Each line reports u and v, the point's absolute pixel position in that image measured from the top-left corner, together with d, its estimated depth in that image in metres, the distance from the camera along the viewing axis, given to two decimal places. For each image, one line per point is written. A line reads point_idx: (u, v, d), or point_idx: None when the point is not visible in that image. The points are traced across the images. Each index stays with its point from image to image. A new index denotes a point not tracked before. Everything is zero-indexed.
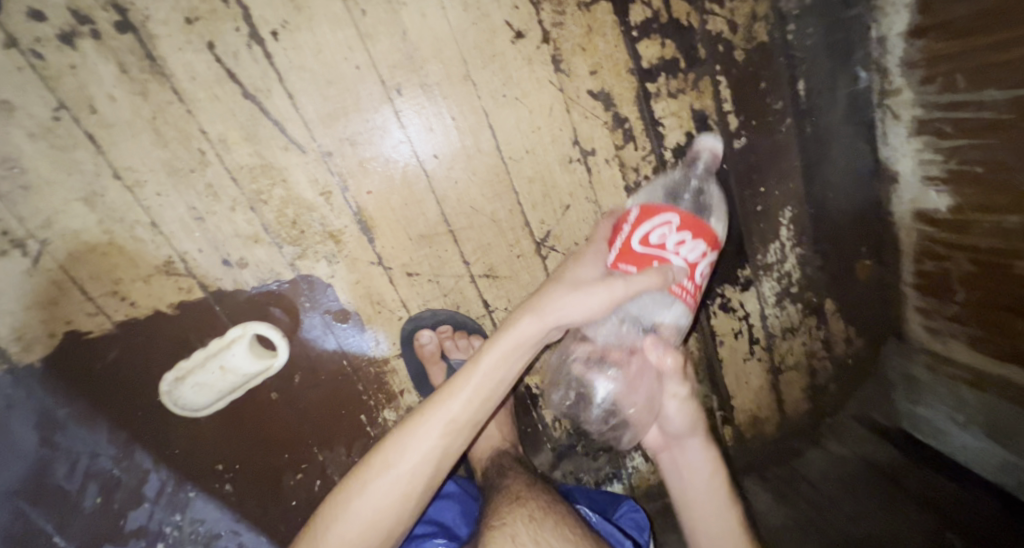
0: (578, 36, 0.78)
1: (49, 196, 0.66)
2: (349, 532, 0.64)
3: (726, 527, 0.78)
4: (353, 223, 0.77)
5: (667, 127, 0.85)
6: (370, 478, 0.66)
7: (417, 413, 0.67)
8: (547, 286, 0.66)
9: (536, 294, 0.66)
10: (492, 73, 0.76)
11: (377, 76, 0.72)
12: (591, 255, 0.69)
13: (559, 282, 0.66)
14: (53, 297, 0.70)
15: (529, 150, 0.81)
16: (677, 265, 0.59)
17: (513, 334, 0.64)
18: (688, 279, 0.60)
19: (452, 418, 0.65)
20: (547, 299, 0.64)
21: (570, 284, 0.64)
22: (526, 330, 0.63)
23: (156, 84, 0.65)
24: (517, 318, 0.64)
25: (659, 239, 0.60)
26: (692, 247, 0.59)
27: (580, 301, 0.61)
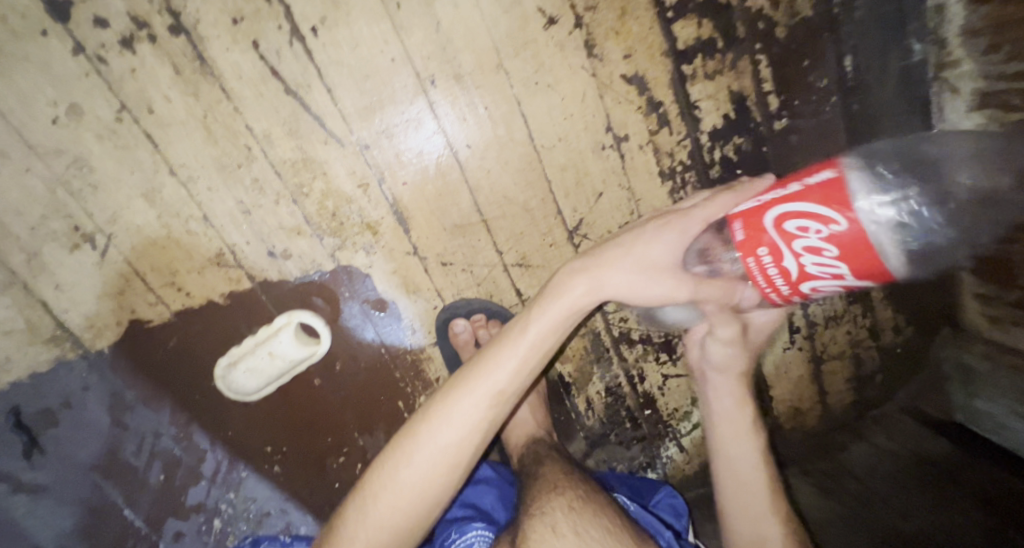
0: (612, 19, 0.77)
1: (113, 193, 0.71)
2: (404, 496, 0.62)
3: (749, 457, 0.81)
4: (390, 214, 0.79)
5: (703, 110, 0.84)
6: (410, 445, 0.63)
7: (458, 378, 0.65)
8: (609, 249, 0.65)
9: (594, 259, 0.65)
10: (526, 62, 0.76)
11: (412, 68, 0.73)
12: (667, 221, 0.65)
13: (618, 247, 0.64)
14: (119, 288, 0.75)
15: (561, 138, 0.81)
16: (787, 262, 0.52)
17: (564, 300, 0.64)
18: (785, 282, 0.53)
19: (501, 378, 0.63)
20: (607, 267, 0.63)
21: (639, 256, 0.63)
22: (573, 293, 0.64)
23: (207, 84, 0.69)
24: (570, 283, 0.64)
25: (802, 228, 0.50)
26: (826, 260, 0.50)
27: (646, 286, 0.62)
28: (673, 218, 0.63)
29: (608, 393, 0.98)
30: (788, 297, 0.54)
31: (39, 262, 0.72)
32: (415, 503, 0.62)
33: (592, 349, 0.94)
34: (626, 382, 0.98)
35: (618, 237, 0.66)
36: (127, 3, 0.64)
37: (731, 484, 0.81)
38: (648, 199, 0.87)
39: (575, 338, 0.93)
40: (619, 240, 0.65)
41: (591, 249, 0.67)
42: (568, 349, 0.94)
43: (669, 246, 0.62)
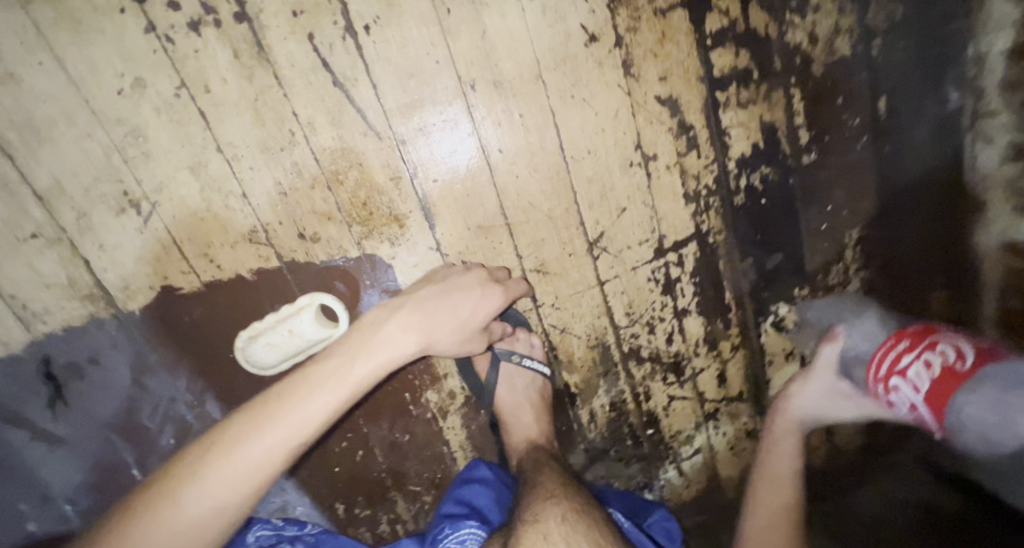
0: (652, 42, 0.79)
1: (163, 164, 0.75)
2: (183, 523, 0.61)
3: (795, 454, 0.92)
4: (418, 209, 0.82)
5: (733, 137, 0.85)
6: (202, 473, 0.63)
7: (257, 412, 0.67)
8: (437, 305, 0.78)
9: (423, 315, 0.78)
10: (565, 75, 0.79)
11: (454, 72, 0.76)
12: (468, 293, 0.80)
13: (442, 304, 0.79)
14: (156, 254, 0.78)
15: (591, 151, 0.83)
16: (917, 368, 0.70)
17: (381, 350, 0.73)
18: (915, 385, 0.70)
19: (304, 425, 0.67)
20: (420, 320, 0.77)
21: (455, 314, 0.80)
22: (388, 344, 0.74)
23: (262, 70, 0.73)
24: (385, 334, 0.75)
25: (942, 354, 0.69)
26: (918, 378, 0.69)
27: (463, 345, 0.83)
28: (490, 286, 0.82)
29: (612, 407, 0.99)
30: (877, 383, 0.74)
31: (87, 222, 0.75)
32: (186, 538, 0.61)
33: (601, 361, 0.96)
34: (631, 399, 0.99)
35: (436, 292, 0.79)
36: None
37: (769, 488, 0.89)
38: (670, 218, 0.89)
39: (585, 349, 0.95)
40: (445, 299, 0.79)
41: (413, 301, 0.78)
42: (577, 360, 0.96)
43: (485, 311, 0.81)
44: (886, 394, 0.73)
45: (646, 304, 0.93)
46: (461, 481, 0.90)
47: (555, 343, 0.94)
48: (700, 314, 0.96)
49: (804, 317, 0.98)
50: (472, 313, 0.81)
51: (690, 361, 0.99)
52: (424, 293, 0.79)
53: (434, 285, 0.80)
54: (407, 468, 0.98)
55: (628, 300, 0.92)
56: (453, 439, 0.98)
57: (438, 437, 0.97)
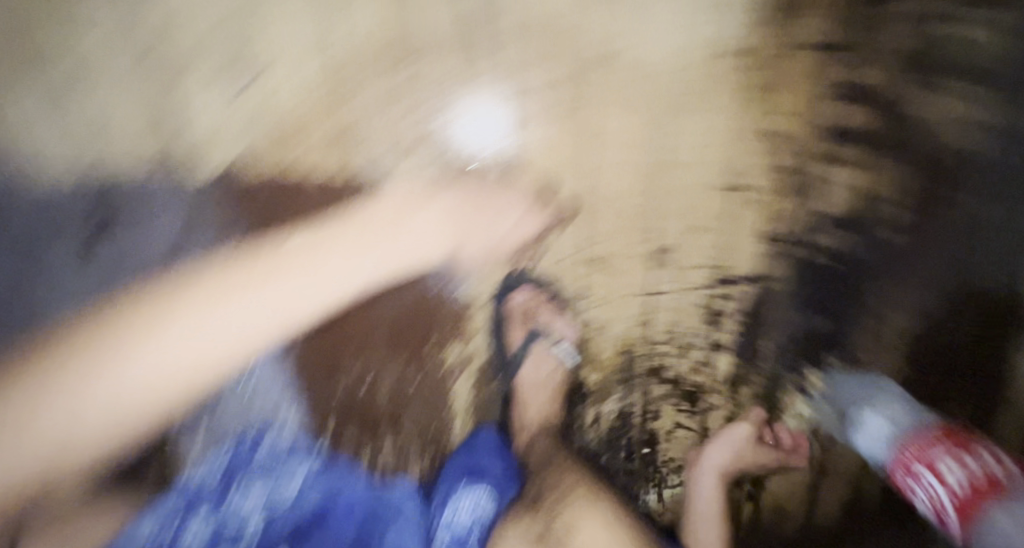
0: (772, 79, 0.82)
1: (304, 61, 0.82)
2: None
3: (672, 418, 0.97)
4: (508, 167, 0.86)
5: (825, 191, 0.85)
6: (223, 298, 0.85)
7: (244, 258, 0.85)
8: (479, 207, 0.88)
9: (467, 213, 0.88)
10: (683, 86, 0.83)
11: (582, 57, 0.83)
12: (512, 210, 0.88)
13: (485, 209, 0.88)
14: (262, 134, 0.83)
15: (684, 163, 0.86)
16: (953, 472, 0.81)
17: (422, 242, 0.89)
18: (922, 468, 0.83)
19: (365, 282, 0.89)
20: (462, 221, 0.89)
21: (499, 217, 0.88)
22: (422, 230, 0.89)
23: (420, 12, 0.81)
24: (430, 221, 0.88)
25: (979, 472, 0.81)
26: (947, 480, 0.81)
27: (486, 250, 0.90)
28: (527, 205, 0.88)
29: (618, 418, 0.97)
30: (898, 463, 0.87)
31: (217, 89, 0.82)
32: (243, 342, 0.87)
33: (623, 368, 0.96)
34: (638, 415, 0.97)
35: (469, 195, 0.88)
36: None
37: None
38: (737, 247, 0.89)
39: (613, 352, 0.95)
40: (490, 204, 0.88)
41: (430, 185, 0.87)
42: (602, 360, 0.96)
43: (524, 230, 0.89)
44: (903, 475, 0.86)
45: (686, 327, 0.94)
46: (467, 452, 0.95)
47: (586, 337, 0.95)
48: (733, 352, 0.94)
49: (828, 388, 0.92)
50: (503, 219, 0.88)
51: (708, 395, 0.97)
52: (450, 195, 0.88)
53: (472, 190, 0.87)
54: (404, 414, 0.94)
55: (671, 317, 0.93)
56: (459, 401, 0.95)
57: (443, 391, 0.94)
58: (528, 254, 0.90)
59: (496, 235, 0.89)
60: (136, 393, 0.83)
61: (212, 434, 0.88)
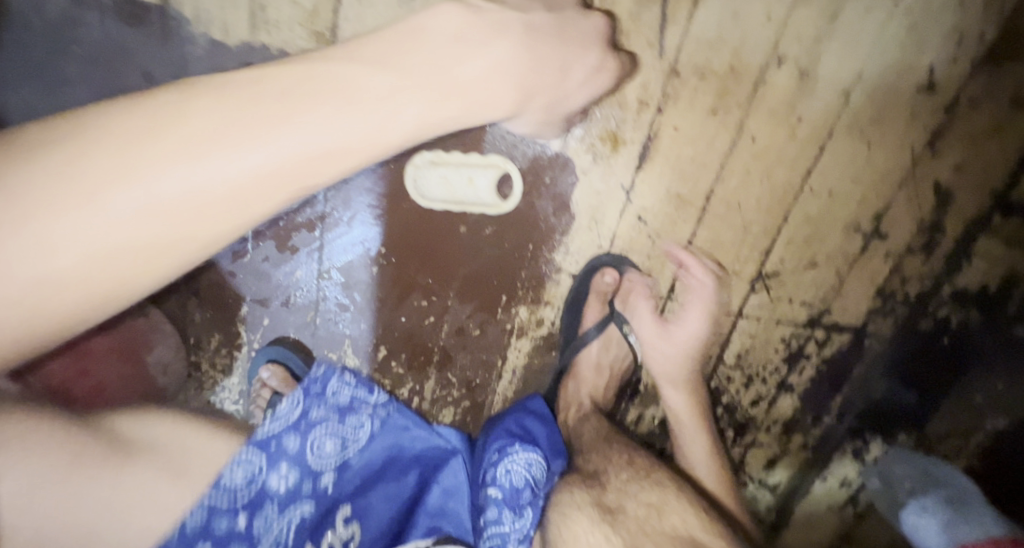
0: (969, 131, 0.74)
1: None
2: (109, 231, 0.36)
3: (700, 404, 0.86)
4: (640, 144, 0.78)
5: (966, 267, 0.81)
6: (248, 129, 0.41)
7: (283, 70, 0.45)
8: (553, 43, 0.58)
9: (556, 43, 0.58)
10: (870, 108, 0.73)
11: (776, 40, 0.70)
12: (599, 67, 0.64)
13: (560, 44, 0.58)
14: None
15: (831, 193, 0.77)
16: None
17: (485, 78, 0.53)
18: None
19: (457, 94, 0.51)
20: (544, 42, 0.57)
21: (581, 43, 0.61)
22: (485, 50, 0.53)
23: None
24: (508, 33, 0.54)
25: None
26: None
27: (557, 104, 0.64)
28: (603, 35, 0.64)
29: (661, 423, 1.01)
30: None
31: None
32: (240, 199, 0.41)
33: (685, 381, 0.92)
34: None
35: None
36: None
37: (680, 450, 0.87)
38: (848, 298, 0.84)
39: None
40: (563, 40, 0.59)
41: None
42: None
43: (599, 81, 0.65)
44: None
45: (761, 360, 0.90)
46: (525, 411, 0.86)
47: None
48: (799, 397, 0.93)
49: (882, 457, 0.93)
50: (585, 41, 0.62)
51: (757, 431, 0.95)
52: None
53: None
54: (456, 358, 0.96)
55: (750, 345, 0.89)
56: (512, 359, 0.97)
57: (501, 348, 0.96)
58: (578, 114, 0.70)
59: (569, 83, 0.62)
60: (111, 255, 0.37)
61: (275, 324, 0.90)
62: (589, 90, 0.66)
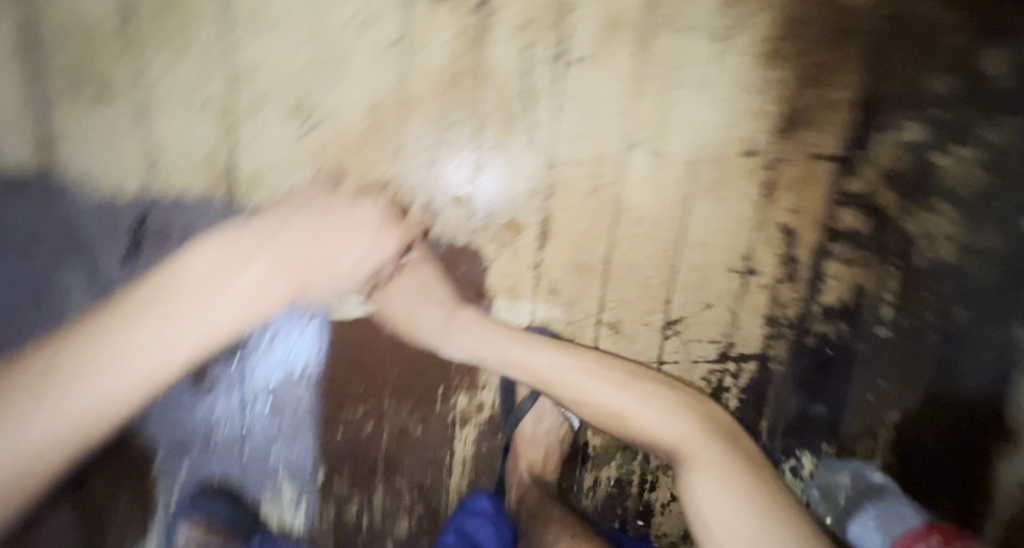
0: (795, 177, 0.87)
1: (348, 93, 0.79)
2: None
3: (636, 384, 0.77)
4: (536, 226, 0.87)
5: (827, 286, 0.92)
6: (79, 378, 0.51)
7: (166, 273, 0.58)
8: (319, 230, 0.69)
9: (288, 239, 0.65)
10: (713, 171, 0.86)
11: (625, 129, 0.84)
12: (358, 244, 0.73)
13: (327, 230, 0.70)
14: (294, 166, 0.81)
15: (704, 244, 0.89)
16: None
17: (245, 301, 0.60)
18: None
19: (229, 287, 0.59)
20: (306, 234, 0.68)
21: (351, 233, 0.73)
22: (234, 249, 0.62)
23: (473, 56, 0.80)
24: (258, 238, 0.64)
25: None
26: None
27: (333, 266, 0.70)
28: (378, 220, 0.77)
29: (616, 483, 1.00)
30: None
31: (253, 113, 0.79)
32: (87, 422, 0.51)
33: None
34: (634, 481, 1.00)
35: (315, 202, 0.74)
36: None
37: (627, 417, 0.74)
38: (745, 330, 0.94)
39: None
40: (330, 228, 0.70)
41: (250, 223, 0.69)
42: None
43: (377, 255, 0.75)
44: None
45: None
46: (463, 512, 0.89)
47: None
48: None
49: (821, 472, 1.00)
50: (354, 233, 0.73)
51: None
52: (306, 201, 0.75)
53: (320, 201, 0.74)
54: (404, 459, 0.95)
55: None
56: (459, 450, 0.97)
57: (447, 441, 0.96)
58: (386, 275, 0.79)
59: (338, 268, 0.71)
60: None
61: (195, 471, 0.91)
62: (364, 255, 0.74)
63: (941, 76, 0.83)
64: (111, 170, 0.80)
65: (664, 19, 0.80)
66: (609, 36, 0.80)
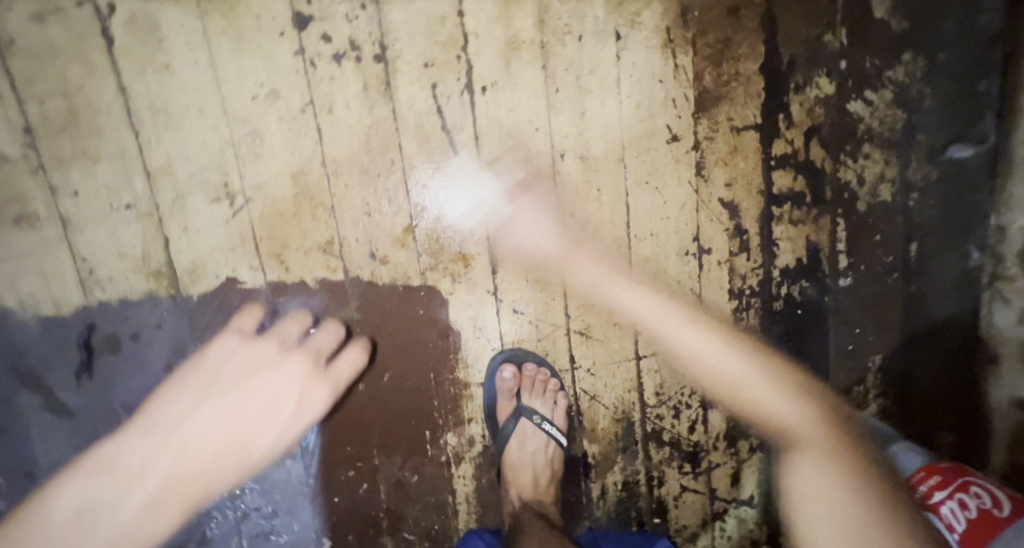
0: (723, 151, 0.89)
1: (270, 165, 0.80)
2: None
3: (748, 385, 0.82)
4: (485, 252, 0.87)
5: (781, 248, 0.93)
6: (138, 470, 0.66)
7: (89, 458, 0.68)
8: (259, 372, 0.76)
9: (246, 365, 0.76)
10: (644, 163, 0.87)
11: (549, 141, 0.85)
12: (313, 383, 0.79)
13: (260, 372, 0.76)
14: (232, 246, 0.81)
15: (653, 234, 0.90)
16: (946, 502, 0.75)
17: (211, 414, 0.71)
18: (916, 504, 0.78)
19: (137, 478, 0.66)
20: (208, 434, 0.70)
21: (266, 415, 0.74)
22: (147, 453, 0.68)
23: (384, 104, 0.80)
24: (174, 437, 0.69)
25: (975, 502, 0.73)
26: (944, 513, 0.74)
27: (282, 403, 0.76)
28: (305, 375, 0.78)
29: (624, 487, 0.98)
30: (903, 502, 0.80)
31: (181, 204, 0.79)
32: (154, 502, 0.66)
33: (622, 437, 0.97)
34: (642, 480, 0.99)
35: (222, 372, 0.75)
36: (352, 29, 0.77)
37: (764, 400, 0.79)
38: (713, 308, 0.94)
39: (610, 422, 0.96)
40: (264, 372, 0.76)
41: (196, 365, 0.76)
42: (600, 430, 0.96)
43: (311, 406, 0.79)
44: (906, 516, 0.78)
45: (676, 387, 0.96)
46: None
47: (581, 410, 0.95)
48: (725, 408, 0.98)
49: None
50: (276, 408, 0.75)
51: (708, 454, 0.99)
52: (216, 365, 0.75)
53: (238, 358, 0.76)
54: (406, 511, 0.94)
55: (660, 379, 0.95)
56: (460, 490, 0.95)
57: (446, 484, 0.94)
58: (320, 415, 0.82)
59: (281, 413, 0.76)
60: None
61: None
62: (290, 426, 0.76)
63: (841, 31, 0.87)
64: (47, 290, 0.78)
65: (562, 29, 0.81)
66: (512, 56, 0.81)
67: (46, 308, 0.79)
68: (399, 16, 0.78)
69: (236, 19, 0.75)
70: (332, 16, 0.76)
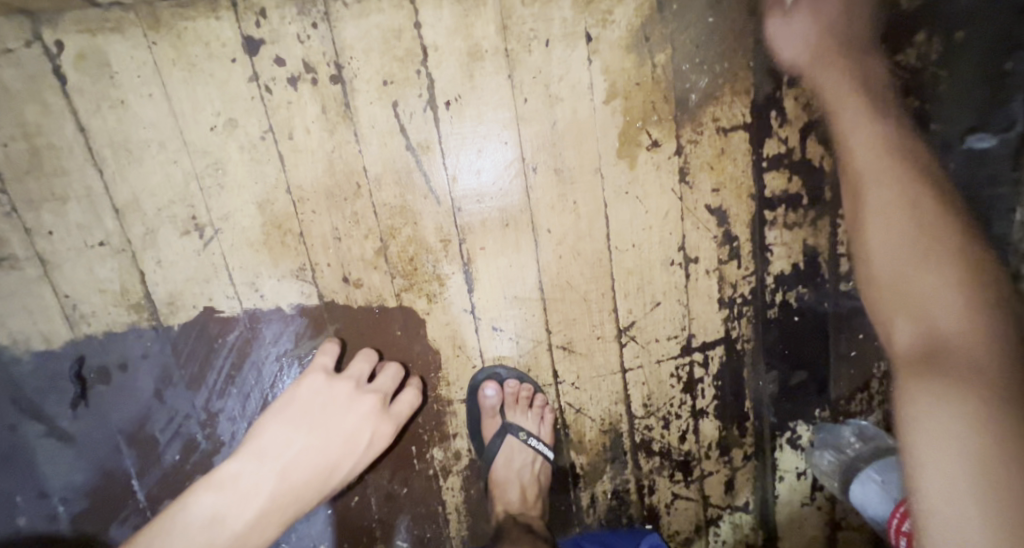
0: (710, 155, 0.83)
1: (235, 195, 0.79)
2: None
3: (920, 274, 0.73)
4: (461, 271, 0.85)
5: (775, 254, 0.88)
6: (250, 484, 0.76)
7: (211, 475, 0.77)
8: (338, 405, 0.82)
9: (326, 400, 0.82)
10: (623, 170, 0.82)
11: (520, 153, 0.81)
12: (384, 418, 0.84)
13: (339, 405, 0.82)
14: (207, 276, 0.81)
15: (635, 245, 0.86)
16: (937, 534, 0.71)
17: (305, 438, 0.80)
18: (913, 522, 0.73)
19: (254, 496, 0.76)
20: (305, 460, 0.79)
21: (347, 447, 0.82)
22: (258, 473, 0.77)
23: (344, 126, 0.77)
24: (280, 461, 0.78)
25: None
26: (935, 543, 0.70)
27: (360, 435, 0.83)
28: (376, 415, 0.84)
29: (614, 496, 0.97)
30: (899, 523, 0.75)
31: (152, 238, 0.79)
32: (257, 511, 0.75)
33: (609, 448, 0.95)
34: (633, 488, 0.97)
35: (312, 408, 0.81)
36: (304, 50, 0.74)
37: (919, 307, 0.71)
38: (702, 318, 0.90)
39: (597, 433, 0.95)
40: (341, 405, 0.82)
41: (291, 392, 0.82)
42: (587, 442, 0.95)
43: (378, 442, 0.84)
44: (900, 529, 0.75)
45: (664, 399, 0.94)
46: None
47: (567, 423, 0.94)
48: (717, 417, 0.95)
49: (820, 438, 0.95)
50: (355, 443, 0.83)
51: (700, 462, 0.97)
52: (308, 402, 0.81)
53: (323, 395, 0.82)
54: (397, 522, 0.96)
55: (648, 391, 0.93)
56: (450, 500, 0.96)
57: (435, 495, 0.95)
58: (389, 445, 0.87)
59: (357, 442, 0.83)
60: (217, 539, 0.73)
61: None
62: (363, 461, 0.83)
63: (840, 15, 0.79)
64: (36, 326, 0.81)
65: (526, 35, 0.76)
66: (474, 67, 0.77)
67: (37, 343, 0.82)
68: (353, 32, 0.74)
69: (187, 47, 0.73)
70: (283, 38, 0.73)
